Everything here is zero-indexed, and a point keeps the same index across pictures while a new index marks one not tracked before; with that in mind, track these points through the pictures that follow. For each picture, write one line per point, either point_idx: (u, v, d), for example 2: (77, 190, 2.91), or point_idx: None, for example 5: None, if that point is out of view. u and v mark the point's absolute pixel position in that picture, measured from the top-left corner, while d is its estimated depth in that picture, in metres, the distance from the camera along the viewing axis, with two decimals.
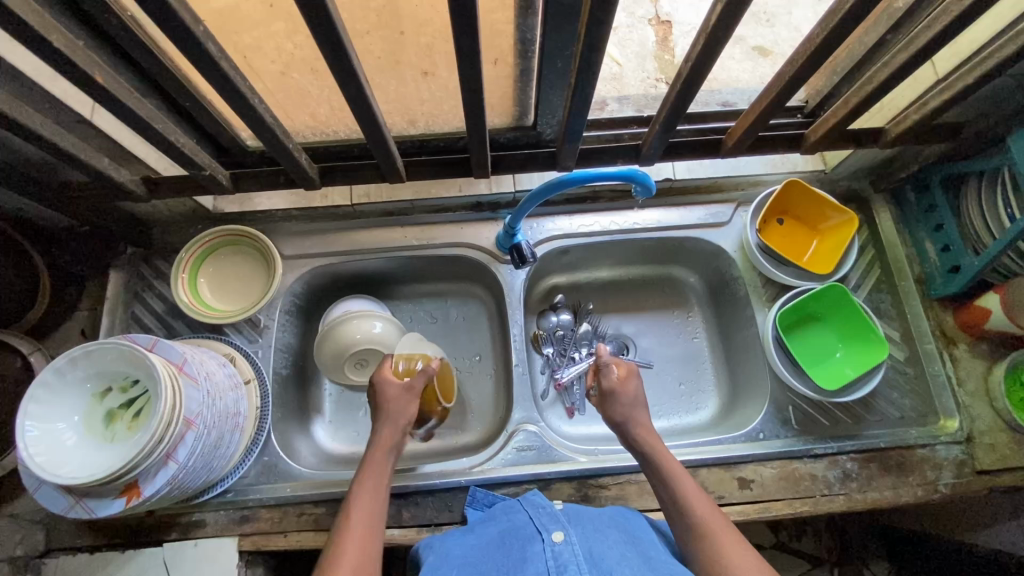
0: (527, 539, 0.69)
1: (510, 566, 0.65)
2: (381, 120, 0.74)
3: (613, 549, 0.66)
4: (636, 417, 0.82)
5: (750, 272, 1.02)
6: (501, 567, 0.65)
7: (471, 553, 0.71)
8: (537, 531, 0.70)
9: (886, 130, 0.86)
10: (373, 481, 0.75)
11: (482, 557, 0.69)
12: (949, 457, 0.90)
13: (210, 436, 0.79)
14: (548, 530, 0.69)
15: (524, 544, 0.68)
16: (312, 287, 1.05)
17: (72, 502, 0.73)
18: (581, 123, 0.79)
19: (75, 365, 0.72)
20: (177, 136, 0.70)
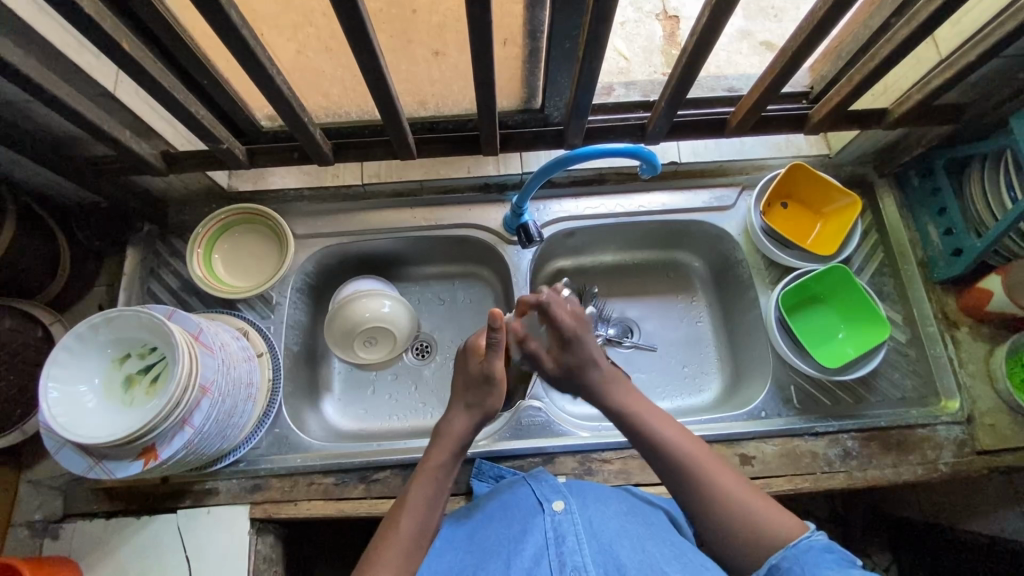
0: (528, 509, 0.70)
1: (512, 537, 0.66)
2: (394, 95, 0.76)
3: (612, 519, 0.67)
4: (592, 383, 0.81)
5: (754, 255, 1.03)
6: (502, 539, 0.66)
7: (477, 528, 0.71)
8: (538, 502, 0.70)
9: (889, 111, 0.87)
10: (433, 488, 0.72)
11: (486, 528, 0.70)
12: (949, 437, 0.91)
13: (224, 403, 0.81)
14: (548, 500, 0.69)
15: (526, 515, 0.69)
16: (323, 267, 1.07)
17: (91, 464, 0.75)
18: (588, 98, 0.80)
19: (97, 331, 0.75)
20: (197, 108, 0.72)
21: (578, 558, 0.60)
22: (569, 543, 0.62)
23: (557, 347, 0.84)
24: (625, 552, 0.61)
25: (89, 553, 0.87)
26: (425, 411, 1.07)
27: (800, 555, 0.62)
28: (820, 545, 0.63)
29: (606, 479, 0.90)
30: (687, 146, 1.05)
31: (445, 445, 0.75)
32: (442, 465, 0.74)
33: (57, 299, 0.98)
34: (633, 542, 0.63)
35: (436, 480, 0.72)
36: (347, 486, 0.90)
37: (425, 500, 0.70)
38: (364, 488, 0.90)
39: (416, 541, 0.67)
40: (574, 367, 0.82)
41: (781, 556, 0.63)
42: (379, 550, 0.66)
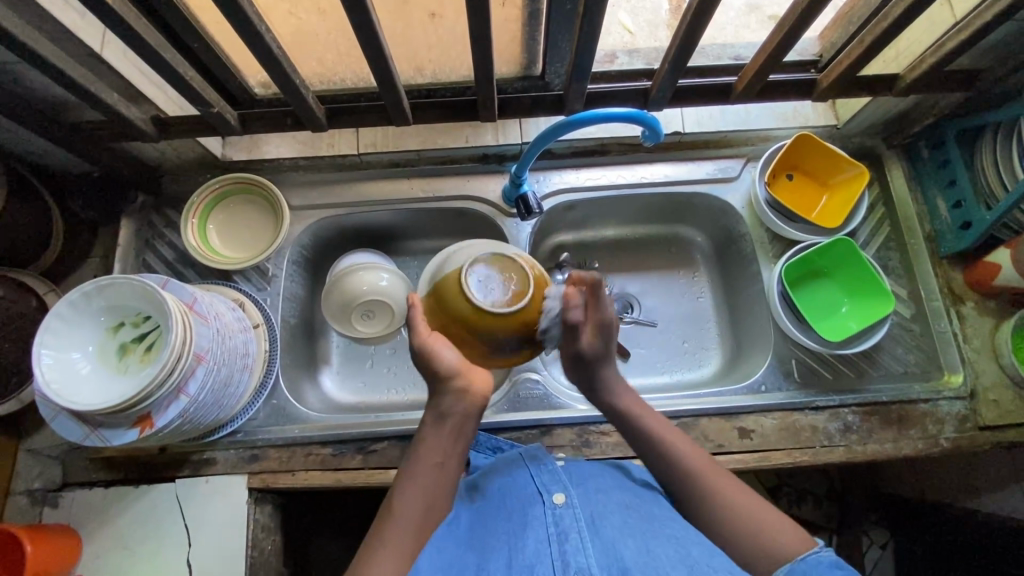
0: (527, 499, 0.68)
1: (511, 529, 0.63)
2: (390, 58, 0.73)
3: (615, 514, 0.65)
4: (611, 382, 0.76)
5: (758, 228, 1.01)
6: (502, 533, 0.63)
7: (477, 517, 0.69)
8: (538, 492, 0.69)
9: (901, 77, 0.85)
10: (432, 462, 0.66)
11: (486, 517, 0.68)
12: (951, 412, 0.91)
13: (220, 372, 0.81)
14: (548, 491, 0.68)
15: (525, 505, 0.67)
16: (320, 239, 1.06)
17: (87, 432, 0.74)
18: (589, 60, 0.77)
19: (90, 299, 0.74)
20: (186, 69, 0.70)
21: (581, 559, 0.57)
22: (572, 542, 0.59)
23: (595, 328, 0.73)
24: (629, 549, 0.58)
25: (89, 522, 0.88)
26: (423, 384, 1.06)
27: (809, 568, 0.60)
28: (829, 560, 0.60)
29: (603, 452, 0.89)
30: (692, 115, 1.03)
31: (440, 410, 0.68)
32: (439, 436, 0.68)
33: (52, 270, 0.97)
34: (637, 538, 0.60)
35: (436, 452, 0.67)
36: (345, 456, 0.90)
37: (426, 474, 0.66)
38: (361, 458, 0.90)
39: (415, 518, 0.64)
40: (596, 356, 0.74)
41: (789, 572, 0.60)
42: (380, 530, 0.63)
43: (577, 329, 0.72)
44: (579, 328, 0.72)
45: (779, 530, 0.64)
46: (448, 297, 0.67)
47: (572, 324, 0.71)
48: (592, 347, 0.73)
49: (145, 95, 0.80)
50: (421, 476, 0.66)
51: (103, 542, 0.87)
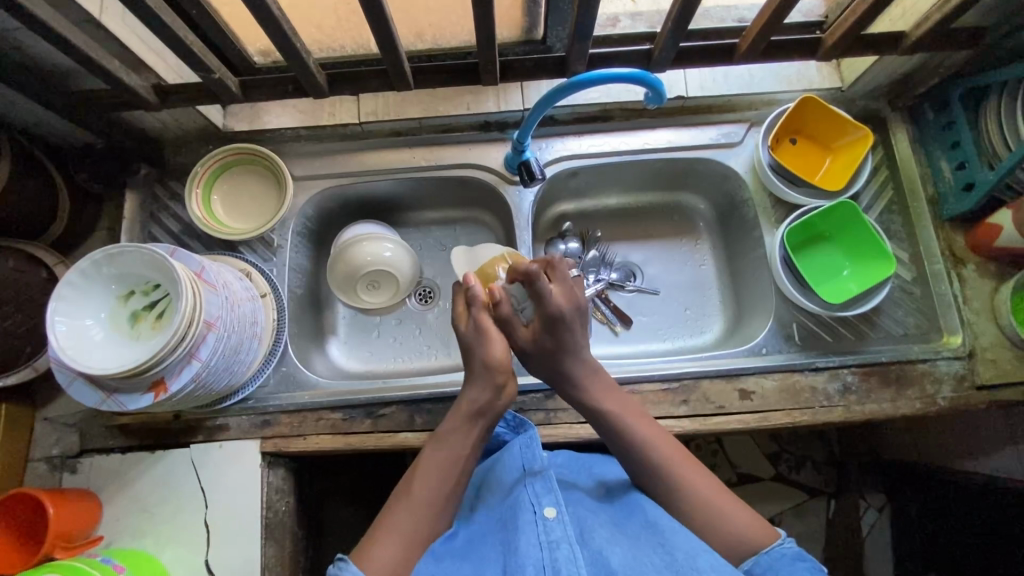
0: (519, 506, 0.70)
1: (506, 532, 0.68)
2: (392, 22, 0.72)
3: (603, 526, 0.68)
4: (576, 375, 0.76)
5: (760, 193, 1.01)
6: (498, 545, 0.67)
7: (473, 531, 0.71)
8: (528, 502, 0.70)
9: (907, 35, 0.84)
10: (446, 452, 0.71)
11: (484, 523, 0.72)
12: (949, 372, 0.92)
13: (230, 339, 0.82)
14: (540, 504, 0.69)
15: (516, 511, 0.69)
16: (324, 210, 1.06)
17: (103, 397, 0.77)
18: (591, 21, 0.75)
19: (100, 267, 0.75)
20: (186, 33, 0.70)
21: (572, 568, 0.61)
22: (563, 551, 0.62)
23: (539, 327, 0.75)
24: (616, 557, 0.63)
25: (108, 486, 0.90)
26: (430, 353, 1.08)
27: (775, 559, 0.64)
28: (793, 552, 0.65)
29: None
30: (696, 78, 1.01)
31: (463, 408, 0.73)
32: (460, 430, 0.72)
33: (59, 242, 0.98)
34: (623, 547, 0.64)
35: (448, 444, 0.71)
36: (355, 421, 0.91)
37: (438, 462, 0.70)
38: (370, 423, 0.91)
39: (426, 503, 0.68)
40: (548, 352, 0.75)
41: (753, 562, 0.65)
42: (388, 516, 0.67)
43: (514, 326, 0.76)
44: (512, 324, 0.76)
45: (754, 532, 0.67)
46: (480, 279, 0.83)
47: (505, 320, 0.76)
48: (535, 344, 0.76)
49: (145, 62, 0.79)
50: (433, 467, 0.70)
51: (122, 505, 0.90)
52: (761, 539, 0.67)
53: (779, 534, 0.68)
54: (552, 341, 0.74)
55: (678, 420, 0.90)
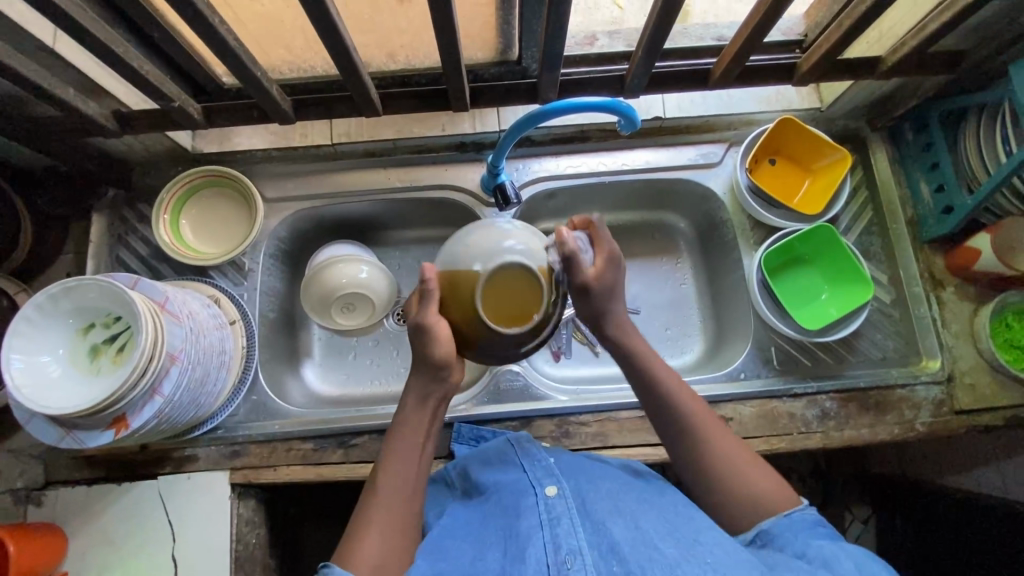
0: (518, 492, 0.69)
1: (506, 515, 0.66)
2: (354, 51, 0.70)
3: (604, 495, 0.67)
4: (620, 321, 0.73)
5: (739, 214, 1.00)
6: (497, 528, 0.65)
7: (474, 515, 0.69)
8: (529, 485, 0.69)
9: (883, 59, 0.83)
10: (410, 438, 0.67)
11: (480, 512, 0.69)
12: (928, 397, 0.91)
13: (195, 372, 0.80)
14: (541, 484, 0.69)
15: (517, 497, 0.68)
16: (297, 231, 1.04)
17: (62, 434, 0.74)
18: (560, 47, 0.73)
19: (57, 301, 0.73)
20: (140, 63, 0.68)
21: (573, 541, 0.60)
22: (564, 526, 0.61)
23: (605, 262, 0.69)
24: (618, 529, 0.61)
25: (74, 519, 0.88)
26: (407, 375, 1.06)
27: (797, 524, 0.64)
28: (812, 518, 0.66)
29: (583, 442, 0.90)
30: (673, 99, 1.00)
31: (419, 396, 0.68)
32: (417, 420, 0.67)
33: (23, 268, 0.96)
34: (625, 518, 0.62)
35: (411, 431, 0.67)
36: (326, 451, 0.90)
37: (405, 452, 0.66)
38: (342, 453, 0.90)
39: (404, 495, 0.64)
40: (605, 291, 0.69)
41: (773, 523, 0.65)
42: (365, 512, 0.63)
43: (579, 262, 0.67)
44: (580, 258, 0.67)
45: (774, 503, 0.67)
46: (459, 289, 0.63)
47: (572, 257, 0.66)
48: (598, 279, 0.68)
49: (104, 88, 0.77)
50: (402, 459, 0.66)
51: (89, 539, 0.87)
52: (779, 502, 0.67)
53: (800, 500, 0.68)
54: (613, 278, 0.70)
55: (655, 447, 0.89)
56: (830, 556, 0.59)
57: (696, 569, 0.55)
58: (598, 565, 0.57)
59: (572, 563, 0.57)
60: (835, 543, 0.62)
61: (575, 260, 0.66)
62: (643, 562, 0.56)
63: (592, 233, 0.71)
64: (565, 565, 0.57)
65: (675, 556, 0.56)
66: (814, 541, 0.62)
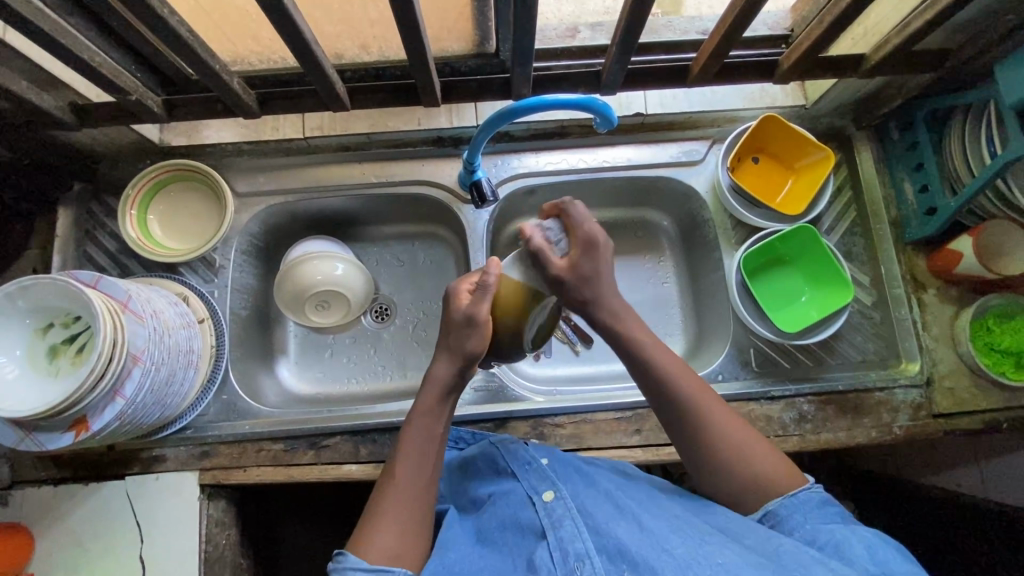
0: (515, 503, 0.66)
1: (512, 526, 0.64)
2: (315, 44, 0.68)
3: (603, 498, 0.64)
4: (608, 298, 0.74)
5: (721, 214, 0.98)
6: (504, 540, 0.62)
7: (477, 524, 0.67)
8: (525, 493, 0.67)
9: (867, 57, 0.81)
10: (422, 431, 0.67)
11: (481, 523, 0.67)
12: (907, 400, 0.90)
13: (160, 372, 0.78)
14: (537, 492, 0.66)
15: (513, 509, 0.65)
16: (271, 226, 1.02)
17: (21, 436, 0.73)
18: (531, 42, 0.71)
19: (13, 299, 0.71)
20: (91, 55, 0.65)
21: (579, 545, 0.57)
22: (567, 530, 0.59)
23: (578, 251, 0.73)
24: (622, 530, 0.58)
25: (40, 519, 0.87)
26: (384, 374, 1.05)
27: (805, 505, 0.63)
28: (819, 497, 0.65)
29: (557, 444, 0.89)
30: (655, 95, 0.98)
31: (432, 386, 0.69)
32: (432, 410, 0.68)
33: None
34: (628, 520, 0.60)
35: (425, 425, 0.67)
36: (297, 452, 0.89)
37: (420, 445, 0.66)
38: (314, 454, 0.89)
39: (415, 489, 0.64)
40: (580, 278, 0.72)
41: (779, 503, 0.64)
42: (379, 504, 0.63)
43: (548, 256, 0.72)
44: (548, 254, 0.72)
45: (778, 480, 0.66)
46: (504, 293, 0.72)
47: (540, 252, 0.71)
48: (572, 269, 0.72)
49: (60, 79, 0.74)
50: (418, 452, 0.66)
51: (54, 539, 0.86)
52: (787, 484, 0.66)
53: (806, 478, 0.67)
54: (590, 264, 0.73)
55: (631, 449, 0.88)
56: (841, 541, 0.59)
57: (708, 570, 0.52)
58: (607, 569, 0.55)
59: (581, 569, 0.55)
60: (845, 525, 0.62)
61: (547, 257, 0.72)
62: (652, 562, 0.54)
63: (565, 222, 0.75)
64: (574, 573, 0.55)
65: (685, 556, 0.54)
66: (825, 525, 0.62)
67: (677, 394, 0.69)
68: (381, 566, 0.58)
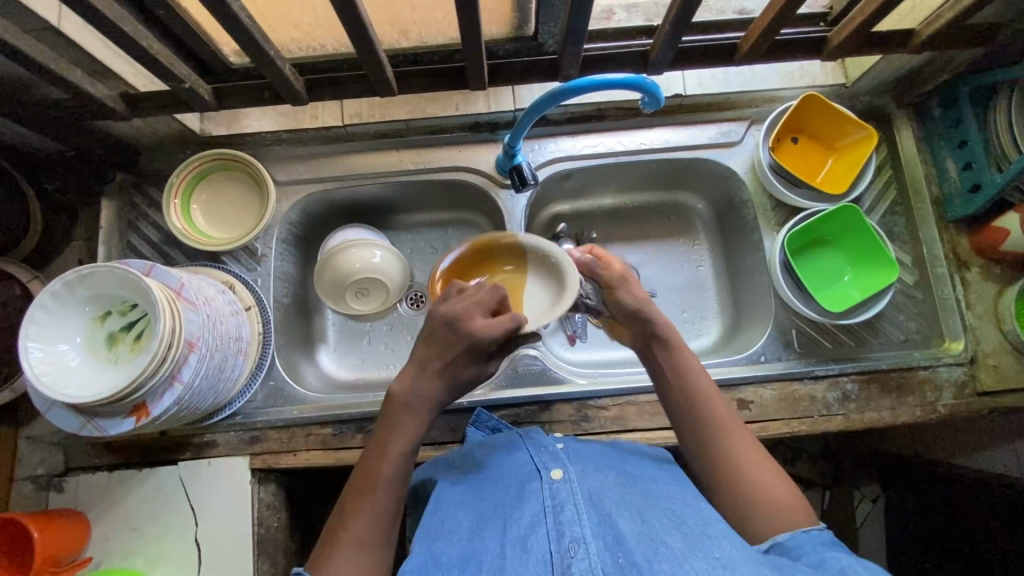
0: (524, 475, 0.67)
1: (507, 504, 0.64)
2: (372, 30, 0.68)
3: (612, 487, 0.65)
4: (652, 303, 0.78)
5: (760, 194, 0.98)
6: (500, 504, 0.65)
7: (471, 491, 0.69)
8: (535, 468, 0.68)
9: (916, 32, 0.80)
10: (390, 445, 0.67)
11: (477, 497, 0.67)
12: (951, 378, 0.90)
13: (214, 358, 0.80)
14: (546, 467, 0.67)
15: (522, 480, 0.67)
16: (309, 215, 1.02)
17: (83, 422, 0.74)
18: (585, 20, 0.70)
19: (73, 288, 0.72)
20: (149, 42, 0.65)
21: (577, 529, 0.58)
22: (567, 513, 0.60)
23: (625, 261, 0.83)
24: (624, 522, 0.60)
25: (96, 505, 0.88)
26: None
27: (811, 540, 0.61)
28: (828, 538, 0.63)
29: (602, 426, 0.90)
30: (694, 76, 0.98)
31: (402, 399, 0.69)
32: (404, 424, 0.68)
33: (35, 254, 0.94)
34: (631, 513, 0.61)
35: (402, 434, 0.67)
36: (345, 436, 0.90)
37: (388, 455, 0.66)
38: (362, 438, 0.90)
39: (387, 497, 0.65)
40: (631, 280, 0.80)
41: (790, 536, 0.62)
42: (346, 511, 0.64)
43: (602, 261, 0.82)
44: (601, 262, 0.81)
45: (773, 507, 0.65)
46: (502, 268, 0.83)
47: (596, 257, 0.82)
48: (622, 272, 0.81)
49: (111, 68, 0.75)
50: (385, 464, 0.66)
51: (111, 524, 0.88)
52: (799, 520, 0.64)
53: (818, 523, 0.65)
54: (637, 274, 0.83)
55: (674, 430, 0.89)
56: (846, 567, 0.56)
57: (704, 563, 0.54)
58: (603, 555, 0.56)
59: (574, 552, 0.56)
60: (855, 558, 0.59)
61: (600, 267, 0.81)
62: (650, 556, 0.55)
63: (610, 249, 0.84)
64: (568, 552, 0.56)
65: (679, 552, 0.56)
66: (833, 554, 0.59)
67: (694, 397, 0.72)
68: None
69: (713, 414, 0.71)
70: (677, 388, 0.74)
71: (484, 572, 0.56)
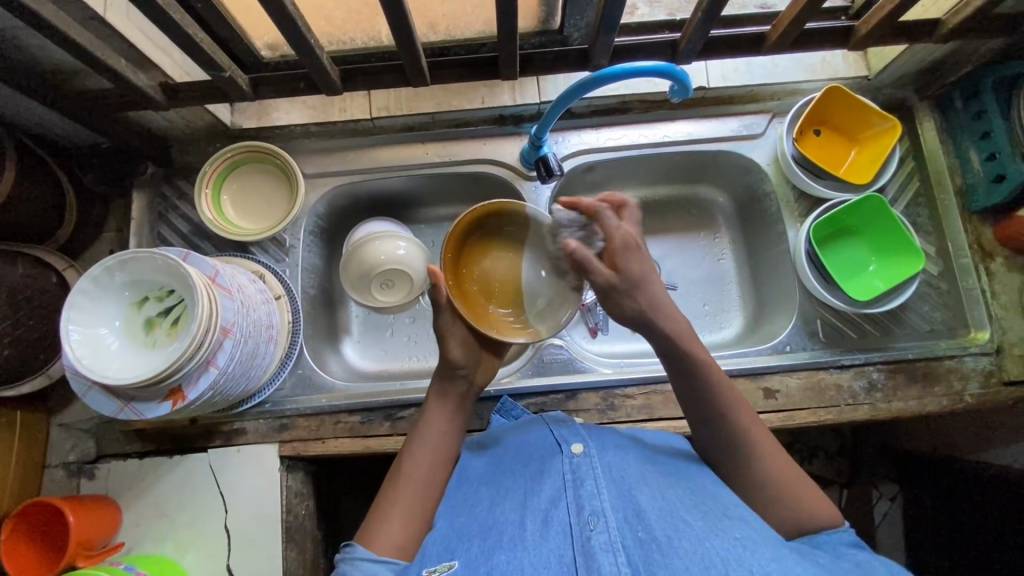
0: (546, 450, 0.68)
1: (527, 481, 0.64)
2: (410, 20, 0.70)
3: (632, 464, 0.65)
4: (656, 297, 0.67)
5: (784, 186, 0.99)
6: (520, 479, 0.65)
7: (492, 467, 0.70)
8: (556, 442, 0.68)
9: (942, 22, 0.81)
10: (434, 428, 0.71)
11: (498, 474, 0.68)
12: (977, 368, 0.90)
13: (247, 344, 0.80)
14: (567, 442, 0.68)
15: (544, 454, 0.67)
16: (335, 208, 1.04)
17: (120, 406, 0.75)
18: (618, 9, 0.71)
19: (113, 273, 0.73)
20: (193, 29, 0.67)
21: (597, 502, 0.59)
22: (588, 488, 0.60)
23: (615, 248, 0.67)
24: (644, 497, 0.60)
25: (127, 491, 0.89)
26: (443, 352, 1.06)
27: (833, 540, 0.61)
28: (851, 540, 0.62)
29: (628, 414, 0.90)
30: (717, 68, 0.98)
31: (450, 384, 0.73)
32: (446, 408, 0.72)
33: (69, 245, 0.96)
34: (650, 488, 0.61)
35: (444, 415, 0.72)
36: (374, 424, 0.91)
37: (430, 438, 0.70)
38: (390, 425, 0.91)
39: (429, 477, 0.68)
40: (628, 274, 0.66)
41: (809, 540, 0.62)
42: (390, 492, 0.66)
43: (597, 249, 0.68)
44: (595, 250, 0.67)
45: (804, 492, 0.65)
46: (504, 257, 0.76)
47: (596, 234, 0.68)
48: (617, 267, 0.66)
49: (151, 58, 0.76)
50: (428, 446, 0.70)
51: (140, 511, 0.88)
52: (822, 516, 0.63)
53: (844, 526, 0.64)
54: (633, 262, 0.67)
55: None
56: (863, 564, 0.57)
57: (727, 543, 0.53)
58: (621, 529, 0.57)
59: (594, 524, 0.56)
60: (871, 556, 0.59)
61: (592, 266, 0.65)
62: (671, 533, 0.55)
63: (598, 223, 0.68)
64: (588, 526, 0.57)
65: (701, 530, 0.55)
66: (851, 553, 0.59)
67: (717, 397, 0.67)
68: (388, 557, 0.60)
69: (730, 408, 0.68)
70: (695, 384, 0.68)
71: (504, 542, 0.57)
